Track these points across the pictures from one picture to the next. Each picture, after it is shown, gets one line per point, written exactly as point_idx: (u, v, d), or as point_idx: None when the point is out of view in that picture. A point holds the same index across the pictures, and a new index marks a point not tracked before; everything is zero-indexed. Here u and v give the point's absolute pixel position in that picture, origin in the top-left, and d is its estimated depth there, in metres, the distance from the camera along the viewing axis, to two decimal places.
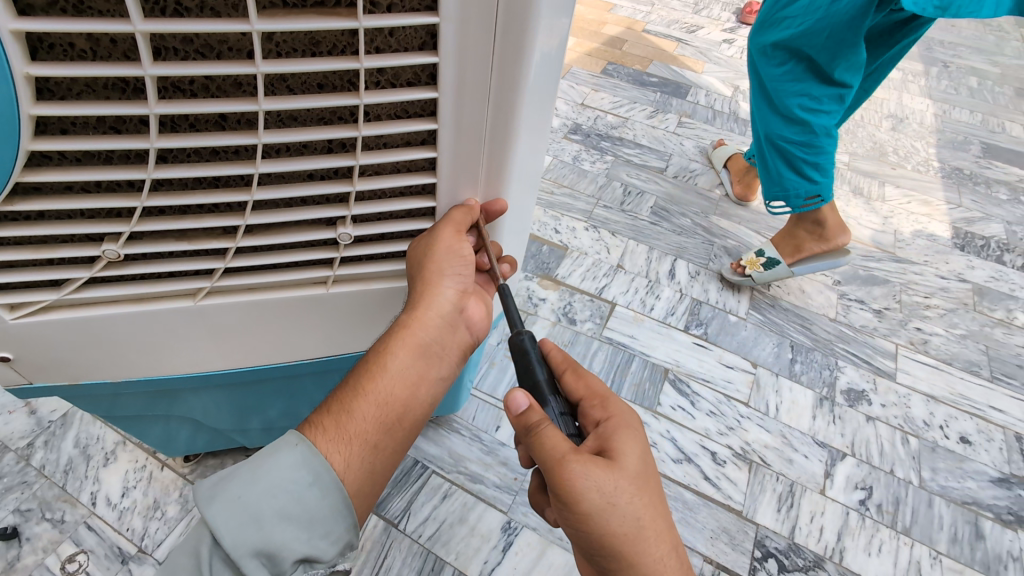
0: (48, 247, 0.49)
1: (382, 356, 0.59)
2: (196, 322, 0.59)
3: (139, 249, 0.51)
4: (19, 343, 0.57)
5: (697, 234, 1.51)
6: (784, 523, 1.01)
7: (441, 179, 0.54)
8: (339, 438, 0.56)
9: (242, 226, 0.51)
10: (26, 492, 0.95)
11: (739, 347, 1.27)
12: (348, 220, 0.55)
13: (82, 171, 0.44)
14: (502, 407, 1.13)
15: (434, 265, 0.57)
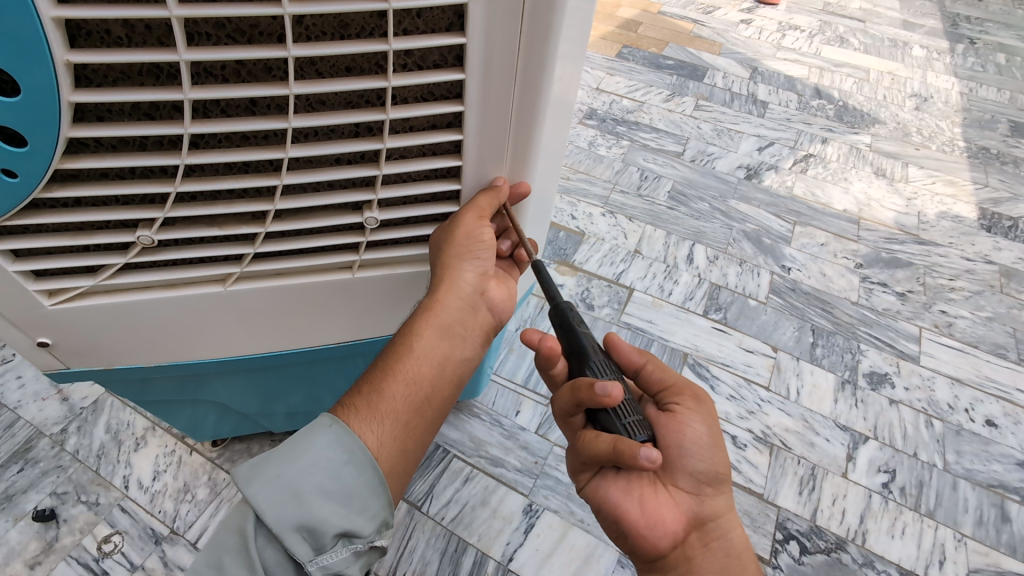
0: (84, 234, 0.50)
1: (406, 337, 0.61)
2: (224, 307, 0.60)
3: (171, 235, 0.52)
4: (55, 328, 0.58)
5: (716, 218, 1.50)
6: (806, 506, 1.01)
7: (466, 161, 0.54)
8: (372, 416, 0.57)
9: (271, 211, 0.52)
10: (62, 475, 0.98)
11: (759, 331, 1.26)
12: (375, 205, 0.55)
13: (119, 158, 0.44)
14: (521, 392, 1.13)
15: (455, 249, 0.58)
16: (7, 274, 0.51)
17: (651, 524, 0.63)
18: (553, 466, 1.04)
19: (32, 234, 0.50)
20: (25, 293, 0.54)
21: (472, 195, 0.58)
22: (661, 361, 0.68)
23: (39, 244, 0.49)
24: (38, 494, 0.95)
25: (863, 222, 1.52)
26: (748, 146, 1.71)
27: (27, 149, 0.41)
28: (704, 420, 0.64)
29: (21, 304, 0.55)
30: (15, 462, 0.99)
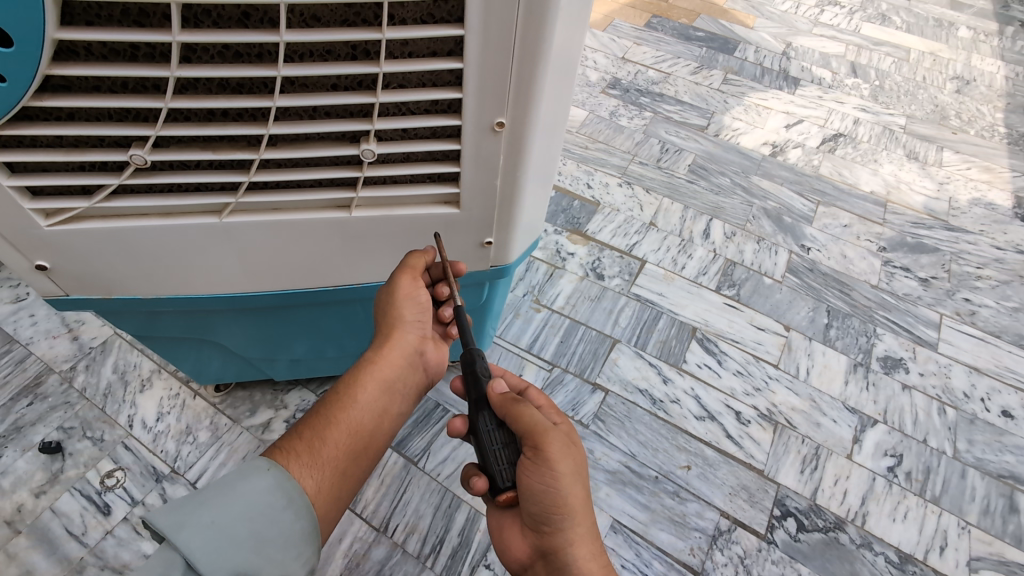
0: (77, 151, 0.50)
1: (345, 391, 0.65)
2: (220, 239, 0.60)
3: (164, 157, 0.51)
4: (53, 250, 0.58)
5: (736, 194, 1.46)
6: (806, 485, 0.99)
7: (467, 95, 0.51)
8: (313, 463, 0.58)
9: (265, 135, 0.51)
10: (69, 411, 1.00)
11: (772, 310, 1.23)
12: (372, 137, 0.53)
13: (111, 66, 0.43)
14: (526, 357, 1.13)
15: (403, 313, 0.67)
16: (3, 191, 0.51)
17: (506, 549, 0.66)
18: None
19: (25, 148, 0.49)
20: (23, 213, 0.54)
21: (473, 133, 0.55)
22: (522, 408, 0.59)
23: (33, 158, 0.49)
24: (46, 427, 0.98)
25: (889, 205, 1.48)
26: (776, 123, 1.66)
27: (13, 49, 0.40)
28: (550, 474, 0.57)
29: (19, 225, 0.55)
30: (25, 396, 1.01)
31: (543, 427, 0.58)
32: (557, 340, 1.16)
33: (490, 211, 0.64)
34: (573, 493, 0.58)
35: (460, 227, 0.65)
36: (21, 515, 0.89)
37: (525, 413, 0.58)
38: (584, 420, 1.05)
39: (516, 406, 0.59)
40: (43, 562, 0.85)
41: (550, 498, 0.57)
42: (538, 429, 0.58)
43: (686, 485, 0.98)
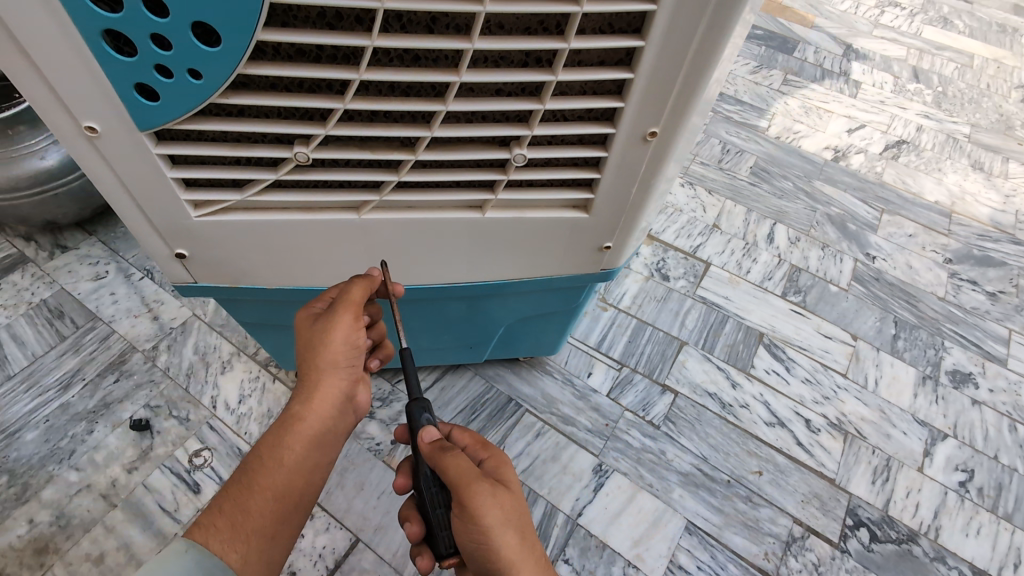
0: (241, 145, 0.50)
1: (262, 450, 0.61)
2: (355, 234, 0.60)
3: (325, 155, 0.51)
4: (194, 240, 0.59)
5: (800, 198, 1.45)
6: (878, 496, 1.00)
7: (628, 105, 0.50)
8: (233, 537, 0.57)
9: (427, 138, 0.51)
10: (154, 390, 1.02)
11: (839, 318, 1.23)
12: (526, 142, 0.53)
13: (303, 67, 0.44)
14: (595, 355, 1.13)
15: (326, 361, 0.61)
16: (165, 181, 0.52)
17: None
18: (623, 430, 1.04)
19: (191, 141, 0.49)
20: (176, 203, 0.54)
21: (625, 141, 0.54)
22: (445, 462, 0.56)
23: (199, 151, 0.49)
24: (133, 405, 1.00)
25: (954, 216, 1.46)
26: (838, 127, 1.64)
27: (221, 47, 0.41)
28: (474, 524, 0.54)
29: (169, 214, 0.56)
30: (112, 373, 1.03)
31: (464, 482, 0.55)
32: (625, 339, 1.16)
33: (618, 217, 0.63)
34: (505, 547, 0.55)
35: (583, 231, 0.65)
36: (115, 489, 0.92)
37: (449, 468, 0.56)
38: (654, 421, 1.06)
39: (441, 460, 0.57)
40: (140, 536, 0.88)
41: (483, 552, 0.55)
42: (461, 486, 0.55)
43: (759, 490, 0.99)
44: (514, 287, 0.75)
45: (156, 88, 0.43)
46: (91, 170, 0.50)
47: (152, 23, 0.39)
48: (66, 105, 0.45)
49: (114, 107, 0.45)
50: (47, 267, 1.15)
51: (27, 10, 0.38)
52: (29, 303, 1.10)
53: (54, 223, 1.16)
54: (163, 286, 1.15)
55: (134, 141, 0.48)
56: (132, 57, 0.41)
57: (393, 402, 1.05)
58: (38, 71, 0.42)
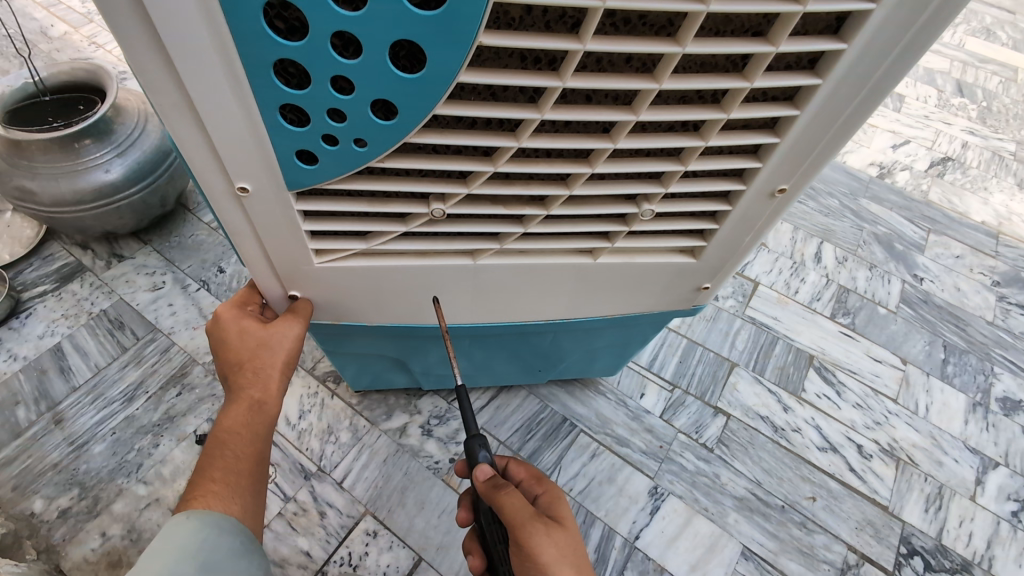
0: (377, 201, 0.51)
1: (228, 426, 0.60)
2: (466, 279, 0.61)
3: (459, 211, 0.52)
4: (309, 283, 0.60)
5: (846, 217, 1.45)
6: (932, 524, 1.01)
7: (765, 166, 0.51)
8: (209, 494, 0.58)
9: (563, 196, 0.52)
10: (216, 403, 1.03)
11: (888, 341, 1.23)
12: (655, 198, 0.54)
13: (464, 135, 0.45)
14: (647, 375, 1.15)
15: (280, 357, 0.61)
16: (297, 235, 0.53)
17: None
18: (677, 453, 1.05)
19: (328, 198, 0.50)
20: (302, 253, 0.55)
21: (752, 197, 0.54)
22: (500, 501, 0.57)
23: (338, 207, 0.50)
24: (196, 418, 1.01)
25: (1001, 237, 1.45)
26: (882, 142, 1.63)
27: (394, 122, 0.42)
28: (530, 562, 0.55)
29: (293, 261, 0.56)
30: (173, 386, 1.04)
31: (520, 521, 0.55)
32: (676, 361, 1.17)
33: (724, 263, 0.64)
34: None
35: (686, 275, 0.66)
36: None
37: (503, 506, 0.56)
38: (708, 444, 1.07)
39: (496, 498, 0.57)
40: None
41: None
42: (517, 525, 0.55)
43: (813, 517, 1.00)
44: (603, 322, 0.76)
45: (316, 153, 0.45)
46: (230, 220, 0.51)
47: (335, 99, 0.40)
48: (225, 166, 0.45)
49: (270, 171, 0.46)
50: (105, 277, 1.16)
51: (214, 87, 0.39)
52: (90, 313, 1.11)
53: (112, 234, 1.17)
54: (220, 297, 1.16)
55: (279, 200, 0.48)
56: (303, 127, 0.42)
57: (449, 420, 1.06)
58: (206, 137, 0.43)
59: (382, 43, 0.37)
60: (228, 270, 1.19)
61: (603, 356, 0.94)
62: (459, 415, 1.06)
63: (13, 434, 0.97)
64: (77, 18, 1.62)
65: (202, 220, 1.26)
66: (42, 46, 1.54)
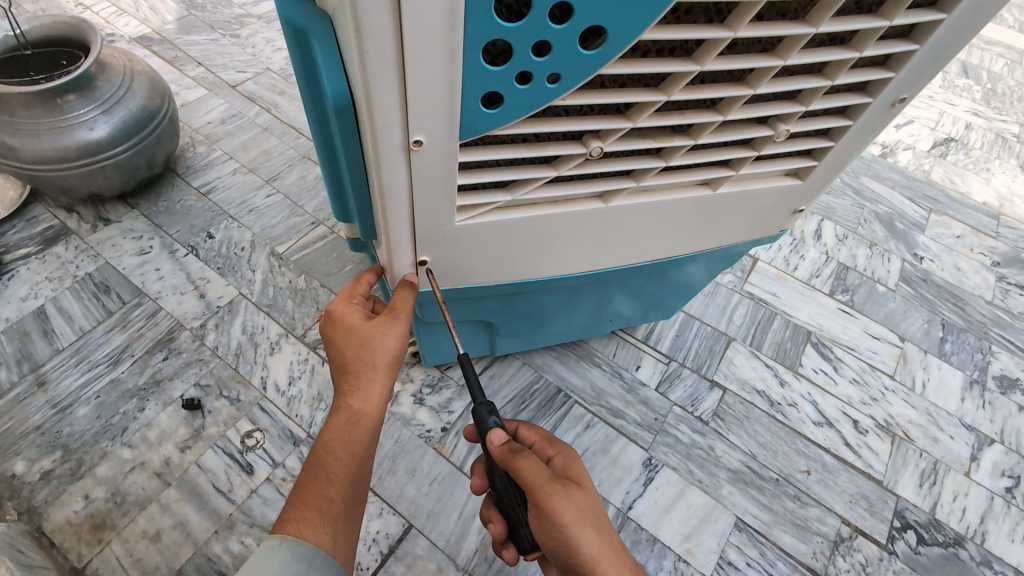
0: (537, 145, 0.52)
1: (331, 440, 0.60)
2: (590, 223, 0.63)
3: (614, 148, 0.54)
4: (443, 244, 0.60)
5: (847, 195, 1.43)
6: (926, 499, 1.00)
7: (897, 77, 0.54)
8: (314, 523, 0.58)
9: (716, 122, 0.54)
10: (204, 368, 1.01)
11: (887, 319, 1.22)
12: (793, 118, 0.56)
13: (649, 61, 0.46)
14: (642, 348, 1.13)
15: (382, 359, 0.61)
16: (450, 189, 0.53)
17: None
18: (672, 425, 1.04)
19: (491, 146, 0.51)
20: (447, 210, 0.55)
21: (874, 109, 0.58)
22: (519, 465, 0.55)
23: (507, 154, 0.51)
24: (183, 383, 0.99)
25: (1002, 218, 1.44)
26: None
27: (501, 68, 0.43)
28: (551, 525, 0.54)
29: (435, 221, 0.56)
30: (160, 350, 1.02)
31: (541, 487, 0.54)
32: (672, 334, 1.15)
33: (825, 178, 0.68)
34: (589, 545, 0.54)
35: (788, 196, 0.70)
36: (169, 468, 0.91)
37: (523, 471, 0.55)
38: (703, 417, 1.06)
39: (514, 464, 0.55)
40: (195, 515, 0.87)
41: (566, 549, 0.55)
42: (538, 490, 0.54)
43: (808, 490, 1.00)
44: (690, 257, 0.80)
45: (502, 94, 0.45)
46: (391, 179, 0.50)
47: (547, 30, 0.41)
48: (406, 117, 0.45)
49: (451, 120, 0.46)
50: (90, 240, 1.13)
51: (432, 27, 0.38)
52: (74, 276, 1.08)
53: (98, 196, 1.13)
54: (209, 263, 1.13)
55: (447, 152, 0.49)
56: (497, 67, 0.43)
57: (442, 390, 1.04)
58: (401, 84, 0.42)
59: None
60: (218, 236, 1.17)
61: (646, 302, 0.97)
62: (452, 384, 1.05)
63: None
64: None
65: (191, 185, 1.23)
66: (26, 6, 1.49)
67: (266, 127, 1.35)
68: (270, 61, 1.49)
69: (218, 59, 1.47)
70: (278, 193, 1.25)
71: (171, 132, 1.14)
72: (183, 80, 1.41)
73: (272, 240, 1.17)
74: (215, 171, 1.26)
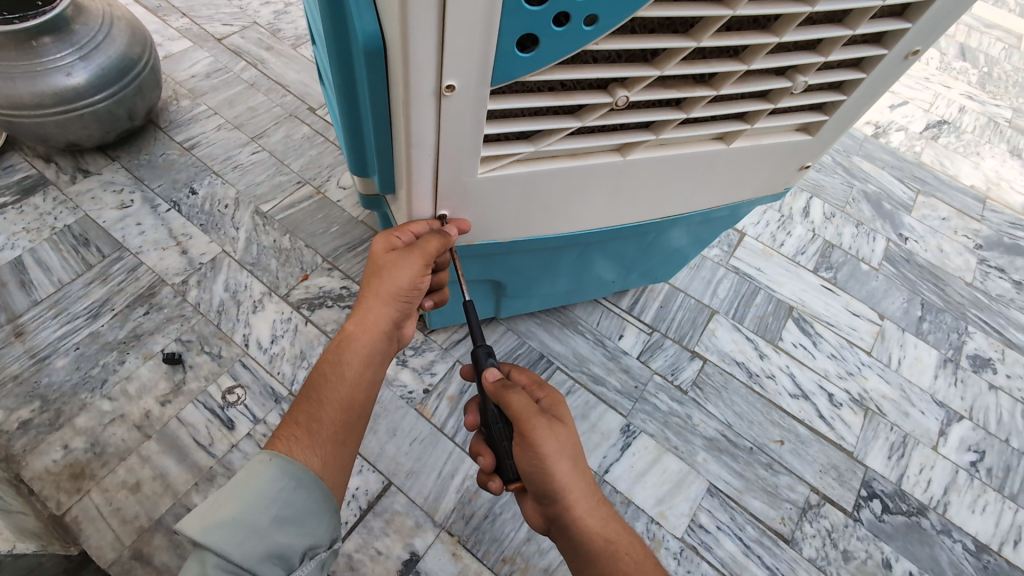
0: (564, 94, 0.51)
1: (338, 365, 0.63)
2: (605, 177, 0.63)
3: (640, 97, 0.53)
4: (462, 197, 0.60)
5: (837, 173, 1.43)
6: (893, 470, 1.03)
7: (915, 27, 0.53)
8: (312, 442, 0.59)
9: (739, 72, 0.53)
10: (185, 324, 1.00)
11: (868, 297, 1.24)
12: (812, 69, 0.56)
13: (684, 4, 0.45)
14: (627, 318, 1.14)
15: (388, 288, 0.63)
16: (477, 138, 0.52)
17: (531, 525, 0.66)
18: (652, 393, 1.06)
19: (518, 94, 0.50)
20: (471, 161, 0.55)
21: (888, 62, 0.57)
22: (509, 395, 0.58)
23: (535, 103, 0.50)
24: (164, 337, 0.99)
25: (988, 202, 1.45)
26: (880, 103, 1.61)
27: (539, 8, 0.42)
28: (532, 451, 0.56)
29: (459, 171, 0.56)
30: (141, 305, 1.01)
31: (526, 415, 0.57)
32: (656, 306, 1.16)
33: (834, 135, 0.68)
34: (566, 474, 0.56)
35: (796, 152, 0.70)
36: (149, 421, 0.91)
37: (511, 401, 0.58)
38: (682, 386, 1.07)
39: (504, 395, 0.59)
40: (175, 467, 0.88)
41: (543, 478, 0.57)
42: (523, 416, 0.57)
43: (780, 459, 1.02)
44: (694, 217, 0.81)
45: (538, 37, 0.44)
46: (419, 127, 0.49)
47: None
48: (442, 60, 0.44)
49: (485, 64, 0.45)
50: (69, 192, 1.11)
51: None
52: (53, 228, 1.06)
53: (77, 147, 1.11)
54: (192, 219, 1.11)
55: (478, 99, 0.48)
56: (537, 6, 0.42)
57: (425, 352, 1.05)
58: (440, 26, 0.41)
59: None
60: (201, 192, 1.15)
61: (640, 262, 0.99)
62: (436, 347, 1.05)
63: None
64: None
65: (174, 140, 1.20)
66: None
67: (252, 83, 1.31)
68: (257, 14, 1.44)
69: (203, 10, 1.42)
70: (264, 151, 1.22)
71: (152, 82, 1.10)
72: (166, 30, 1.37)
73: (256, 198, 1.15)
74: (199, 125, 1.23)
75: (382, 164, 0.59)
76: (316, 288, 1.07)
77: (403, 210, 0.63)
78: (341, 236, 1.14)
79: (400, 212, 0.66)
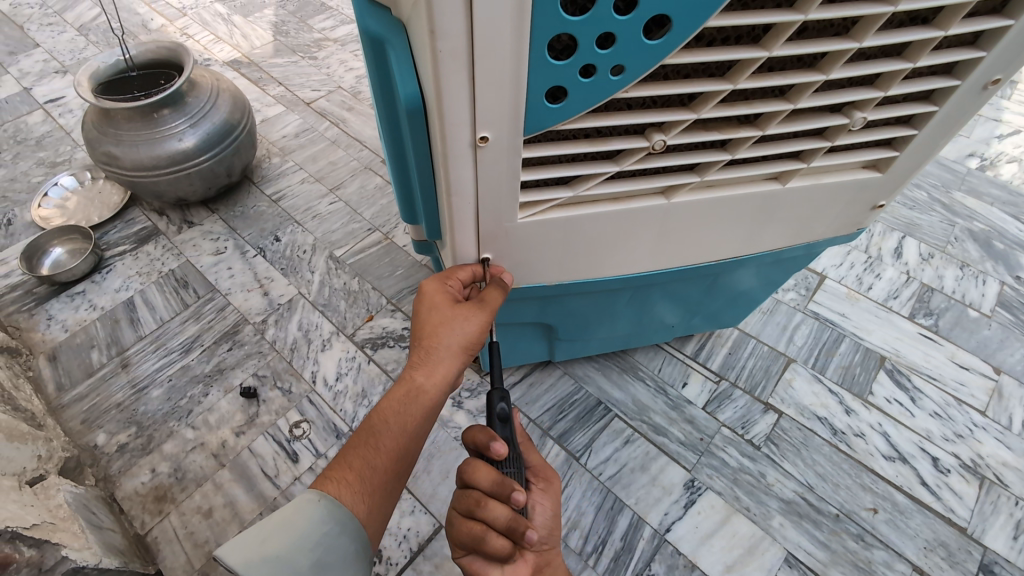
0: (599, 140, 0.52)
1: (398, 412, 0.62)
2: (652, 220, 0.62)
3: (677, 141, 0.53)
4: (504, 242, 0.61)
5: (935, 211, 1.30)
6: (1020, 554, 0.87)
7: (991, 54, 0.49)
8: (364, 490, 0.58)
9: (785, 111, 0.51)
10: (262, 360, 1.08)
11: (979, 347, 1.09)
12: (871, 104, 0.52)
13: (716, 50, 0.45)
14: (691, 364, 1.08)
15: (458, 343, 0.63)
16: (514, 185, 0.53)
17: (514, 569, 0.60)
18: (719, 447, 0.98)
19: (552, 142, 0.51)
20: (510, 208, 0.56)
21: (963, 94, 0.53)
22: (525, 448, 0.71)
23: (568, 150, 0.51)
24: (243, 372, 1.06)
25: None
26: (985, 132, 1.47)
27: (563, 63, 0.43)
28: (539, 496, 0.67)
29: (499, 218, 0.57)
30: (226, 341, 1.10)
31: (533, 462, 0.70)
32: (724, 352, 1.09)
33: (906, 173, 0.63)
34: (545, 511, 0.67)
35: (866, 191, 0.65)
36: (224, 450, 0.98)
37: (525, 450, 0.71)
38: (755, 441, 0.98)
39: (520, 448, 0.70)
40: (243, 496, 0.93)
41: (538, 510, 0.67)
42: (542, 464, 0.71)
43: (873, 530, 0.90)
44: (759, 258, 0.76)
45: (567, 89, 0.46)
46: (457, 176, 0.51)
47: (612, 21, 0.41)
48: (474, 114, 0.46)
49: (516, 115, 0.46)
50: (175, 240, 1.25)
51: (498, 27, 0.40)
52: (160, 272, 1.20)
53: (184, 201, 1.26)
54: (274, 264, 1.21)
55: (512, 148, 0.49)
56: (563, 61, 0.44)
57: (481, 394, 1.05)
58: (471, 84, 0.44)
59: (644, 12, 0.41)
60: (284, 239, 1.25)
61: (703, 306, 0.95)
62: (491, 390, 1.05)
63: (86, 373, 1.06)
64: (172, 14, 1.80)
65: (264, 193, 1.34)
66: (143, 37, 1.72)
67: (334, 140, 1.44)
68: (342, 80, 1.59)
69: (296, 79, 1.60)
70: (340, 201, 1.32)
71: (248, 144, 1.24)
72: (265, 98, 1.55)
73: (331, 245, 1.24)
74: (286, 180, 1.36)
75: (427, 212, 0.62)
76: (379, 330, 1.11)
77: (450, 254, 0.64)
78: (405, 279, 1.19)
79: (447, 257, 0.68)
